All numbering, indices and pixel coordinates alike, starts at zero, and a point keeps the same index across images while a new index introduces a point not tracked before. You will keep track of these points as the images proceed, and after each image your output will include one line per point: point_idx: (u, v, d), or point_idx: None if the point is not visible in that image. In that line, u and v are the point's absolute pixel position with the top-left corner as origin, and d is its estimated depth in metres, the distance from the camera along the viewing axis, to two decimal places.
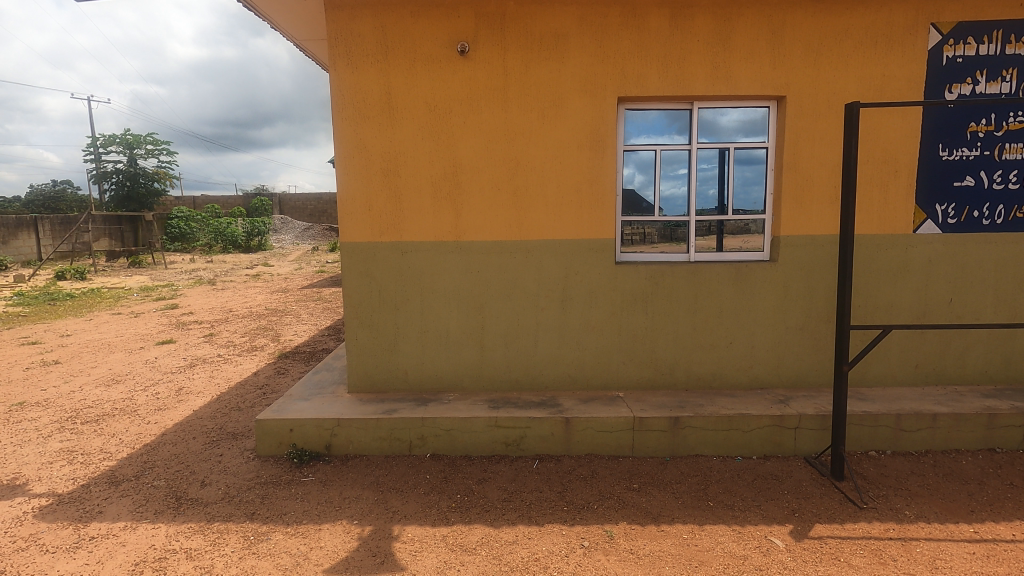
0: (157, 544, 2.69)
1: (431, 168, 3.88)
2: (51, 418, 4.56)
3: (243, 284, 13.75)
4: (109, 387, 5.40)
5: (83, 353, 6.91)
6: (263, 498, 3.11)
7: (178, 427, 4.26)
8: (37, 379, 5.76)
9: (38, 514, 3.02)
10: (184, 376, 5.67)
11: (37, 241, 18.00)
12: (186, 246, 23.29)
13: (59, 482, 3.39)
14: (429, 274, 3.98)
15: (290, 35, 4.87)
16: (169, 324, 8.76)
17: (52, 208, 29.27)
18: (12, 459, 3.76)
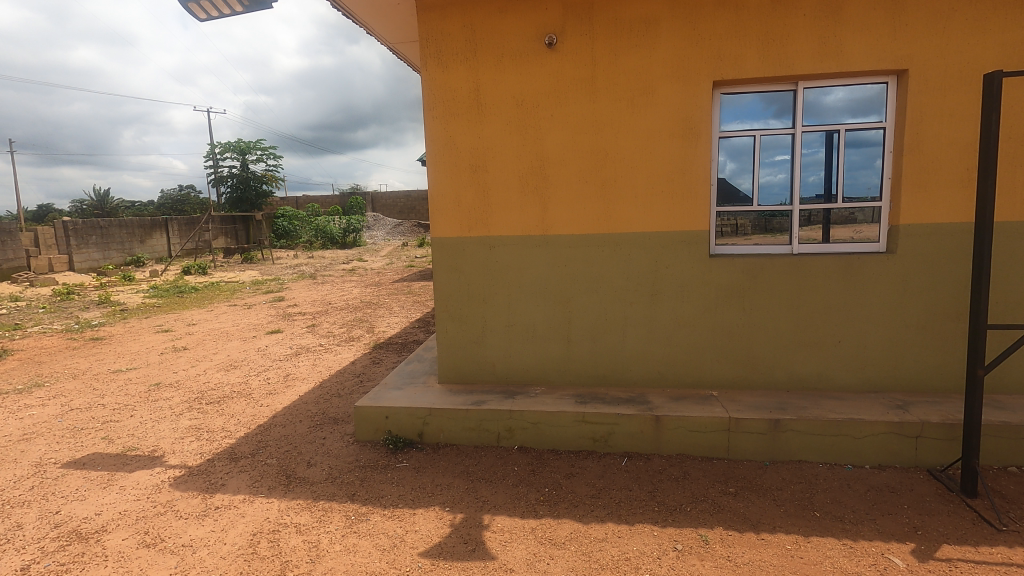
0: (271, 518, 2.93)
1: (518, 163, 3.90)
2: (182, 398, 5.11)
3: (341, 278, 14.66)
4: (228, 371, 5.96)
5: (207, 340, 7.68)
6: (362, 481, 3.29)
7: (286, 410, 4.61)
8: (170, 362, 6.48)
9: (173, 483, 3.39)
10: (291, 364, 6.14)
11: (167, 240, 20.23)
12: (291, 244, 25.19)
13: (188, 456, 3.79)
14: (515, 267, 4.01)
15: (383, 40, 5.09)
16: (277, 315, 9.53)
17: (179, 210, 32.80)
18: (152, 433, 4.26)
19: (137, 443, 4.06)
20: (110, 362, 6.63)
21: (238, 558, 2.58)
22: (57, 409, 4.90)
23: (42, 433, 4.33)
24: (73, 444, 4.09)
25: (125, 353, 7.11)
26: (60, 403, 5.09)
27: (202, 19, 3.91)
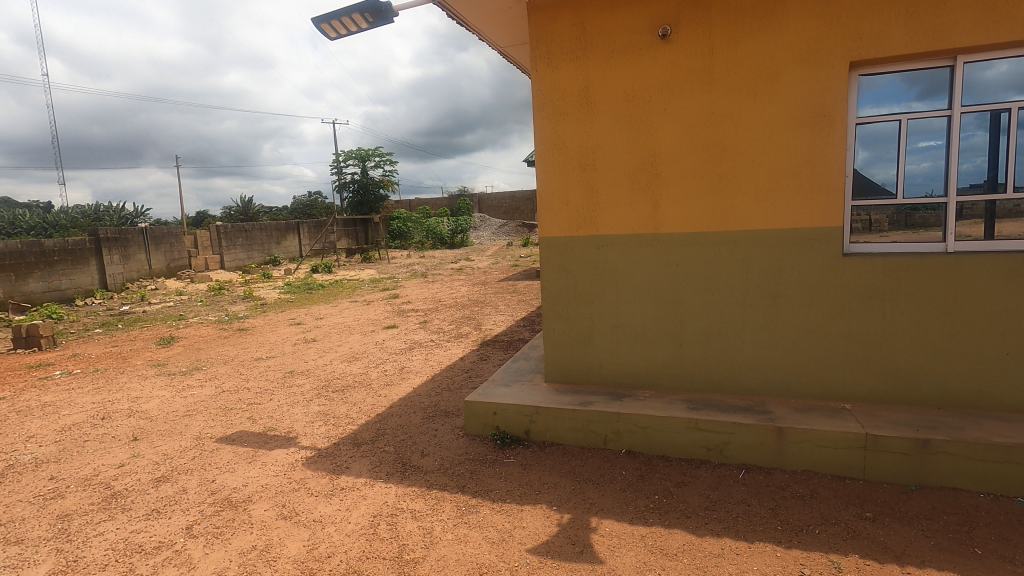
0: (389, 502, 3.12)
1: (629, 160, 3.80)
2: (311, 385, 5.61)
3: (449, 277, 15.30)
4: (351, 362, 6.45)
5: (332, 333, 8.37)
6: (471, 474, 3.40)
7: (401, 401, 4.88)
8: (302, 352, 7.16)
9: (305, 463, 3.73)
10: (405, 357, 6.50)
11: (299, 242, 22.34)
12: (404, 244, 26.71)
13: (318, 439, 4.14)
14: (624, 267, 3.93)
15: (494, 44, 5.21)
16: (392, 311, 10.16)
17: (308, 214, 36.09)
18: (287, 415, 4.72)
19: (275, 424, 4.52)
20: (253, 350, 7.46)
21: (361, 536, 2.78)
22: (213, 390, 5.60)
23: (201, 411, 4.97)
24: (225, 421, 4.65)
25: (265, 342, 7.96)
26: (215, 385, 5.81)
27: (332, 38, 4.24)
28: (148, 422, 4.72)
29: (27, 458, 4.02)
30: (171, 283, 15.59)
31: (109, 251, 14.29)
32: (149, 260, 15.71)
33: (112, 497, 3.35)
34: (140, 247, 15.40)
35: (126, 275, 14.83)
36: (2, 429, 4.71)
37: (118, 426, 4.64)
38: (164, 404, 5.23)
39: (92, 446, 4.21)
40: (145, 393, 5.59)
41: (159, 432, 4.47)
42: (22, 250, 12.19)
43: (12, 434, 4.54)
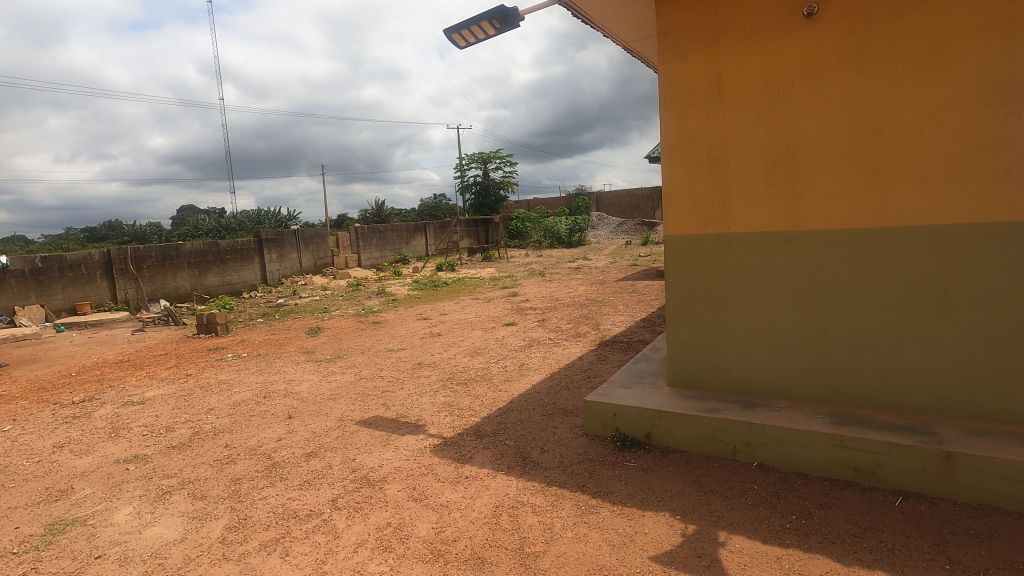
0: (511, 494, 3.21)
1: (766, 152, 3.54)
2: (437, 377, 5.94)
3: (567, 276, 15.35)
4: (474, 357, 6.73)
5: (455, 329, 8.78)
6: (591, 474, 3.39)
7: (521, 397, 4.99)
8: (429, 346, 7.60)
9: (432, 450, 3.96)
10: (524, 354, 6.64)
11: (425, 241, 23.75)
12: (523, 243, 27.25)
13: (444, 428, 4.38)
14: (758, 267, 3.66)
15: (619, 40, 5.13)
16: (512, 309, 10.42)
17: (433, 215, 38.24)
18: (417, 404, 5.04)
19: (406, 412, 4.85)
20: (386, 342, 8.07)
21: (484, 525, 2.89)
22: (352, 377, 6.15)
23: (343, 395, 5.49)
24: (363, 406, 5.08)
25: (396, 335, 8.57)
26: (354, 372, 6.38)
27: (463, 46, 4.44)
28: (300, 402, 5.30)
29: (208, 427, 4.71)
30: (317, 279, 17.37)
31: (269, 250, 16.28)
32: (300, 258, 17.64)
33: (272, 466, 3.82)
34: (293, 247, 17.34)
35: (281, 271, 16.80)
36: (190, 400, 5.58)
37: (277, 405, 5.27)
38: (313, 387, 5.85)
39: (257, 421, 4.82)
40: (297, 377, 6.29)
41: (309, 412, 5.00)
42: (204, 250, 14.31)
43: (197, 406, 5.36)
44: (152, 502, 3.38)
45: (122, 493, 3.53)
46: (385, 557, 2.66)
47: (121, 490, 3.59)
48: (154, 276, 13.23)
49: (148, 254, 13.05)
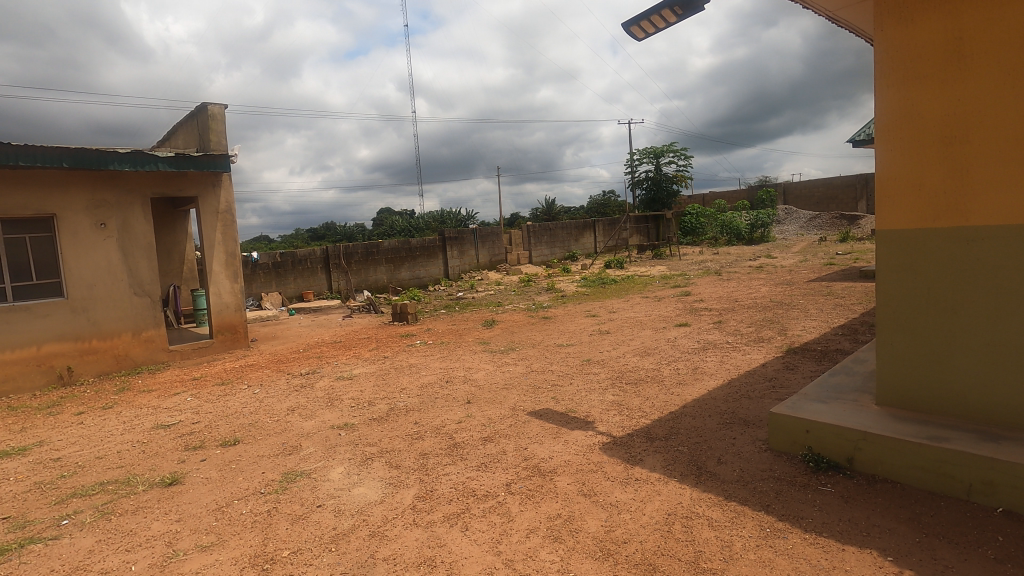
0: (684, 503, 3.06)
1: (1022, 127, 2.86)
2: (606, 375, 5.91)
3: (746, 275, 14.16)
4: (643, 357, 6.56)
5: (624, 327, 8.65)
6: (777, 494, 3.07)
7: (696, 402, 4.73)
8: (597, 343, 7.60)
9: (601, 448, 3.95)
10: (698, 358, 6.27)
11: (594, 239, 23.78)
12: (696, 240, 25.77)
13: (613, 427, 4.34)
14: (1009, 268, 2.96)
15: (821, 9, 4.56)
16: (684, 309, 9.92)
17: (602, 212, 38.10)
18: (586, 400, 5.08)
19: (575, 407, 4.91)
20: (556, 337, 8.26)
21: (655, 531, 2.80)
22: (524, 369, 6.42)
23: (515, 386, 5.76)
24: (535, 398, 5.27)
25: (565, 331, 8.73)
26: (525, 364, 6.65)
27: (640, 38, 4.32)
28: (477, 389, 5.69)
29: (401, 405, 5.30)
30: (492, 275, 18.46)
31: (451, 248, 17.75)
32: (478, 254, 18.91)
33: (454, 446, 4.16)
34: (471, 244, 18.66)
35: (461, 267, 18.22)
36: (387, 380, 6.33)
37: (457, 390, 5.73)
38: (488, 376, 6.23)
39: (440, 403, 5.30)
40: (475, 365, 6.76)
41: (485, 399, 5.35)
42: (398, 247, 16.13)
43: (392, 385, 6.06)
44: (358, 465, 3.91)
45: (336, 455, 4.15)
46: (555, 547, 2.72)
47: (335, 451, 4.22)
48: (359, 269, 15.31)
49: (355, 250, 15.13)
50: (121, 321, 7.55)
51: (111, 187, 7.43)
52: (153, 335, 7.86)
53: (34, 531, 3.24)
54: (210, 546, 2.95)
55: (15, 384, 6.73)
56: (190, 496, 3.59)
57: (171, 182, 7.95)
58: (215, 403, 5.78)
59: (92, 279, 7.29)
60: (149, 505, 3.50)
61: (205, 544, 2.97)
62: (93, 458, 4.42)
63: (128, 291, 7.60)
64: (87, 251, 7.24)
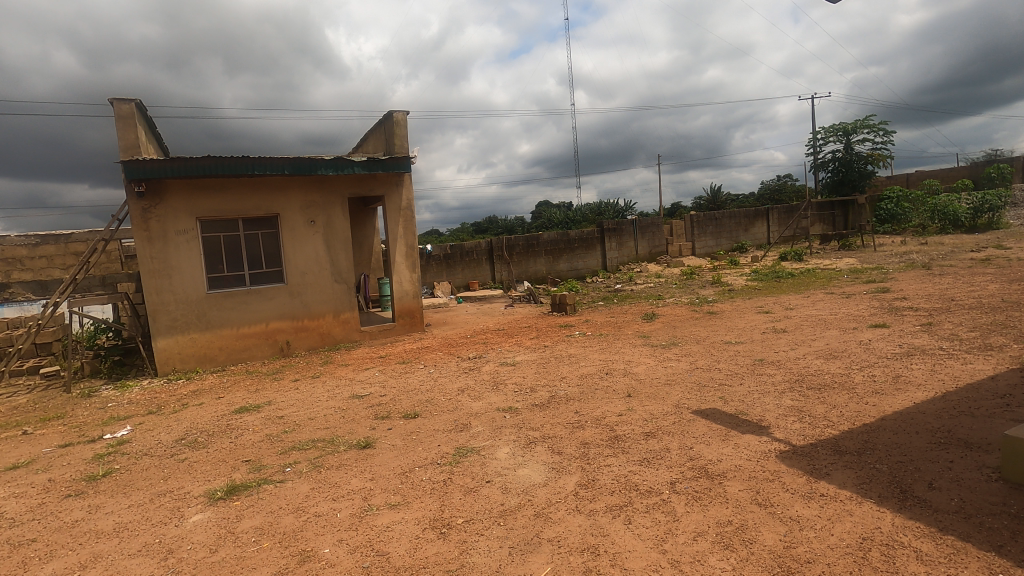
0: (883, 529, 2.68)
1: None
2: (783, 377, 5.39)
3: (967, 269, 11.78)
4: (829, 360, 5.85)
5: (804, 325, 7.79)
6: (1014, 533, 2.52)
7: (898, 416, 4.08)
8: (772, 342, 6.96)
9: (779, 456, 3.61)
10: (901, 364, 5.40)
11: (767, 228, 21.73)
12: (897, 228, 22.11)
13: (793, 434, 3.95)
14: None
15: None
16: (881, 307, 8.60)
17: (777, 199, 34.62)
18: (759, 403, 4.68)
19: (746, 409, 4.56)
20: (723, 334, 7.75)
21: (846, 555, 2.50)
22: (688, 365, 6.13)
23: (678, 382, 5.53)
24: (700, 396, 5.01)
25: (733, 327, 8.14)
26: (689, 361, 6.34)
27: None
28: (638, 383, 5.58)
29: (561, 393, 5.42)
30: (652, 267, 17.89)
31: (609, 239, 17.59)
32: (637, 246, 18.48)
33: (615, 438, 4.14)
34: (631, 236, 18.28)
35: (619, 258, 17.96)
36: (548, 368, 6.51)
37: (617, 382, 5.68)
38: (650, 370, 6.08)
39: (600, 394, 5.30)
40: (635, 359, 6.64)
41: (647, 393, 5.22)
42: (557, 239, 16.43)
43: (553, 374, 6.22)
44: (522, 448, 4.09)
45: (502, 435, 4.39)
46: (726, 555, 2.57)
47: (501, 432, 4.46)
48: (520, 260, 15.92)
49: (517, 242, 15.75)
50: (325, 304, 8.82)
51: (318, 190, 8.67)
52: (349, 316, 9.04)
53: (266, 473, 3.96)
54: (397, 505, 3.32)
55: (251, 353, 8.28)
56: (380, 459, 4.08)
57: (363, 183, 9.03)
58: (398, 380, 6.48)
59: (304, 268, 8.61)
60: (349, 463, 4.06)
61: (393, 503, 3.36)
62: (306, 418, 5.26)
63: (330, 279, 8.83)
64: (301, 245, 8.57)
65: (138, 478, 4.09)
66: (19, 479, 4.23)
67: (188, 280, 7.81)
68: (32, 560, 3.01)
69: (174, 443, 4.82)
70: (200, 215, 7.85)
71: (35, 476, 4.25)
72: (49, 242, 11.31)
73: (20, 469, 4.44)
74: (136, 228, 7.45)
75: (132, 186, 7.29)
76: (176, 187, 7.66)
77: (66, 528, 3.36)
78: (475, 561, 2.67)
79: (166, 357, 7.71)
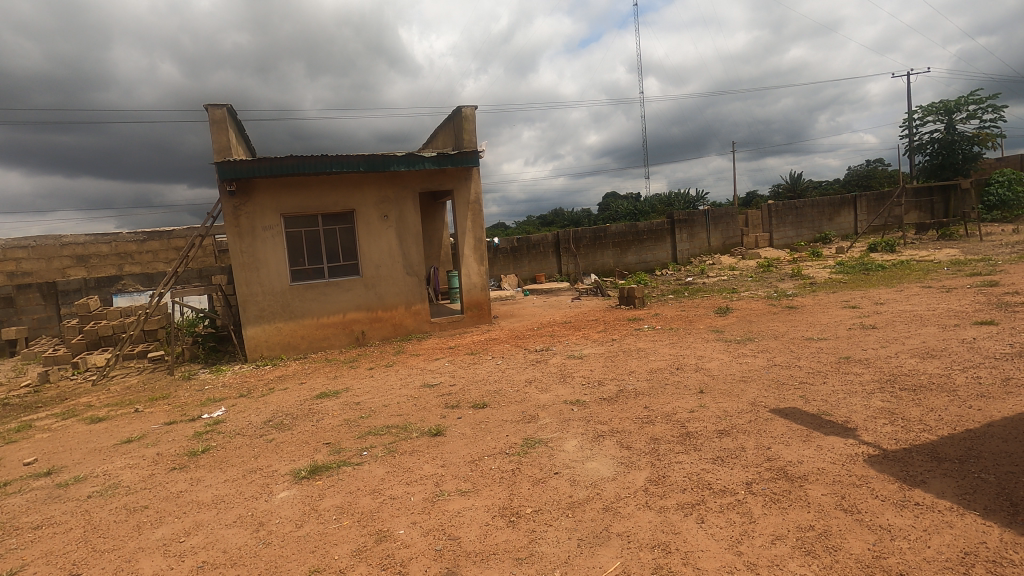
0: (990, 545, 2.45)
1: None
2: (872, 377, 5.02)
3: None
4: (925, 360, 5.39)
5: (896, 321, 7.22)
6: None
7: (1008, 422, 3.70)
8: (858, 339, 6.52)
9: (867, 460, 3.39)
10: (1012, 366, 4.88)
11: (854, 218, 20.30)
12: (1008, 215, 19.83)
13: (883, 438, 3.69)
14: None
15: None
16: (988, 303, 7.80)
17: (865, 185, 32.21)
18: (845, 404, 4.40)
19: (830, 409, 4.30)
20: (804, 329, 7.33)
21: (944, 569, 2.32)
22: (765, 362, 5.85)
23: (755, 379, 5.31)
24: (779, 394, 4.78)
25: (815, 323, 7.67)
26: (766, 357, 6.05)
27: None
28: (711, 379, 5.41)
29: (630, 387, 5.33)
30: (726, 260, 17.18)
31: (680, 231, 17.07)
32: (709, 237, 17.81)
33: (687, 435, 4.03)
34: (703, 227, 17.66)
35: (690, 251, 17.40)
36: (617, 362, 6.43)
37: (688, 378, 5.52)
38: (724, 366, 5.87)
39: (671, 390, 5.17)
40: (707, 354, 6.41)
41: (720, 390, 5.04)
42: (625, 231, 16.13)
43: (622, 368, 6.13)
44: (591, 441, 4.07)
45: (570, 428, 4.39)
46: (808, 561, 2.45)
47: (569, 425, 4.46)
48: (587, 253, 15.75)
49: (584, 235, 15.60)
50: (397, 296, 9.13)
51: (391, 186, 8.97)
52: (420, 308, 9.32)
53: (346, 455, 4.18)
54: (467, 492, 3.41)
55: (330, 342, 8.73)
56: (450, 447, 4.19)
57: (433, 178, 9.23)
58: (466, 371, 6.63)
59: (378, 261, 8.95)
60: (421, 449, 4.20)
61: (464, 490, 3.45)
62: (381, 405, 5.49)
63: (403, 272, 9.13)
64: (374, 239, 8.91)
65: (232, 455, 4.43)
66: (133, 451, 4.70)
67: (274, 273, 8.34)
68: (145, 524, 3.34)
69: (262, 424, 5.18)
70: (284, 212, 8.34)
71: (145, 449, 4.71)
72: (154, 238, 12.41)
73: (134, 442, 4.94)
74: (228, 225, 8.03)
75: (224, 186, 7.85)
76: (263, 185, 8.17)
77: (172, 498, 3.70)
78: (545, 551, 2.70)
79: (254, 345, 8.28)
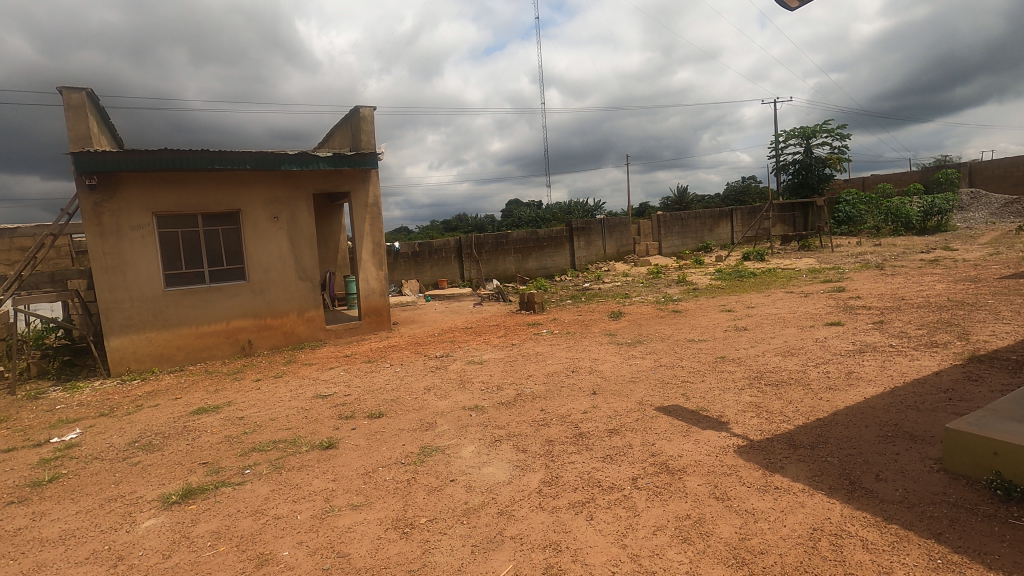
0: (832, 520, 2.78)
1: None
2: (743, 374, 5.53)
3: (918, 270, 12.26)
4: (786, 357, 6.04)
5: (764, 323, 8.02)
6: (953, 521, 2.63)
7: (849, 411, 4.23)
8: (733, 339, 7.15)
9: (737, 451, 3.72)
10: (853, 361, 5.60)
11: (731, 229, 22.30)
12: (853, 230, 22.87)
13: (750, 429, 4.07)
14: None
15: None
16: (837, 306, 8.91)
17: (740, 200, 35.50)
18: (719, 400, 4.80)
19: (707, 405, 4.67)
20: (686, 331, 7.92)
21: (797, 545, 2.59)
22: (652, 363, 6.24)
23: (642, 379, 5.64)
24: (663, 393, 5.11)
25: (696, 325, 8.31)
26: (653, 358, 6.45)
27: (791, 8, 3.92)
28: (603, 380, 5.66)
29: (528, 391, 5.44)
30: (619, 266, 18.13)
31: (578, 238, 17.76)
32: (605, 245, 18.70)
33: (579, 435, 4.18)
34: (599, 235, 18.50)
35: (587, 257, 18.15)
36: (516, 366, 6.54)
37: (582, 380, 5.74)
38: (615, 367, 6.18)
39: (566, 392, 5.35)
40: (601, 356, 6.71)
41: (611, 391, 5.29)
42: (526, 238, 16.49)
43: (520, 372, 6.25)
44: (488, 446, 4.10)
45: (467, 434, 4.38)
46: (684, 548, 2.63)
47: (467, 431, 4.45)
48: (489, 259, 15.90)
49: (486, 241, 15.74)
50: (289, 302, 8.63)
51: (282, 186, 8.47)
52: (314, 315, 8.88)
53: (225, 475, 3.86)
54: (360, 505, 3.29)
55: (211, 352, 8.05)
56: (343, 459, 4.02)
57: (329, 179, 8.85)
58: (363, 379, 6.41)
59: (267, 265, 8.41)
60: (311, 464, 3.98)
61: (356, 503, 3.32)
62: (268, 419, 5.14)
63: (295, 276, 8.64)
64: (263, 241, 8.36)
65: (87, 483, 3.93)
66: None
67: (144, 277, 7.54)
68: None
69: (126, 446, 4.65)
70: (156, 210, 7.58)
71: None
72: None
73: None
74: (87, 222, 7.15)
75: (82, 179, 6.99)
76: (130, 180, 7.37)
77: (7, 537, 3.20)
78: (437, 560, 2.67)
79: (119, 357, 7.43)
